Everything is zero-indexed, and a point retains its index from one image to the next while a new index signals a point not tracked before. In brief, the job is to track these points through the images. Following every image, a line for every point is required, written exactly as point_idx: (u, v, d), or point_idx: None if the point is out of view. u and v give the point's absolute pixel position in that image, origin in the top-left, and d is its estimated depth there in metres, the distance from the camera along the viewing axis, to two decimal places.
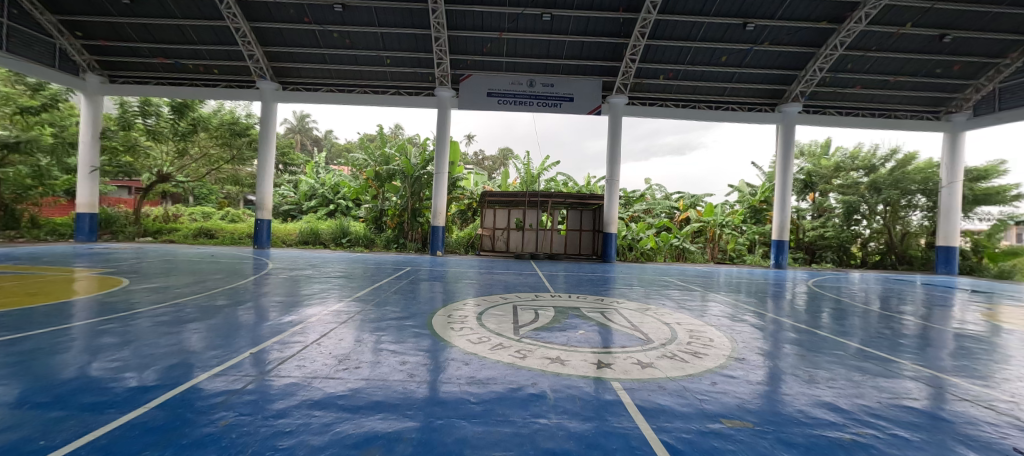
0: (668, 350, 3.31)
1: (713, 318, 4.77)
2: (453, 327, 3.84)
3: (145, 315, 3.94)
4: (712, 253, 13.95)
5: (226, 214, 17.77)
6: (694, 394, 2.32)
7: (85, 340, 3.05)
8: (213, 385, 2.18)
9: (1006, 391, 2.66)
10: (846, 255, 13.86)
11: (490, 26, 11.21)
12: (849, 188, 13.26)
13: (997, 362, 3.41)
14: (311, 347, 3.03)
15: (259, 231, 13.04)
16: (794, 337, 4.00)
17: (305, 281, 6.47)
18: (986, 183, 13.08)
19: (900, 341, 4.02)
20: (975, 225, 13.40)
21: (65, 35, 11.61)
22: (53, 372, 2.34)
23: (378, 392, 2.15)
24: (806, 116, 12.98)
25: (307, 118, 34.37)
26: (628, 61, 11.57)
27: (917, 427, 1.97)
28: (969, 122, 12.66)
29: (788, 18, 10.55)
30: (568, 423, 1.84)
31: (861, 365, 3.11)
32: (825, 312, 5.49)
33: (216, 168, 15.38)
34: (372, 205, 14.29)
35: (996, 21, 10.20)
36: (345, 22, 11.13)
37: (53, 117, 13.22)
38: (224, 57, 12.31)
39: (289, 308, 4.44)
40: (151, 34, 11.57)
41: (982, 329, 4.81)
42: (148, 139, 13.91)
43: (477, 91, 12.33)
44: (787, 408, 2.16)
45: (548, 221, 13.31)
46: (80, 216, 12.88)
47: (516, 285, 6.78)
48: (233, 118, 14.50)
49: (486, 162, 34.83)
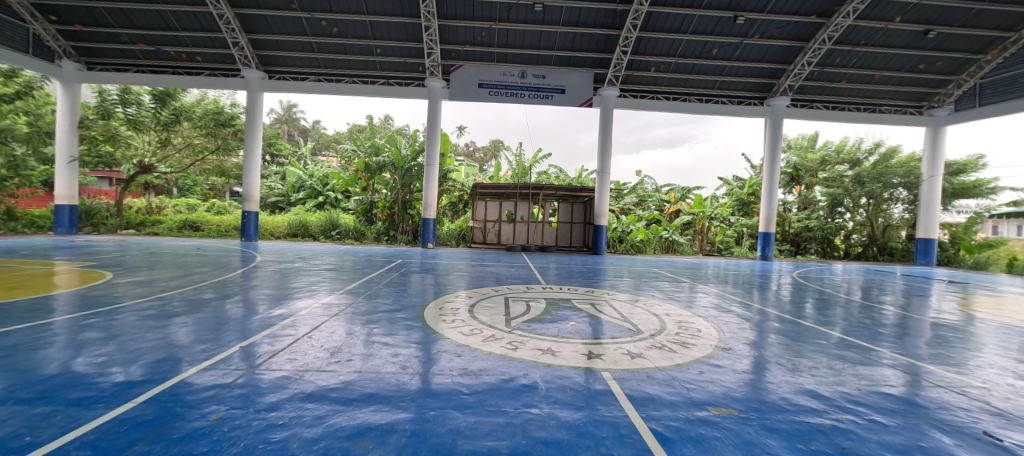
0: (657, 340, 3.37)
1: (700, 309, 4.89)
2: (445, 319, 3.86)
3: (132, 308, 3.90)
4: (700, 245, 14.24)
5: (212, 205, 17.19)
6: (682, 383, 2.38)
7: (69, 334, 3.00)
8: (203, 379, 2.17)
9: (978, 377, 2.79)
10: (831, 247, 14.18)
11: (482, 16, 11.07)
12: (834, 181, 13.68)
13: (971, 349, 3.57)
14: (301, 340, 3.01)
15: (246, 224, 12.76)
16: (779, 327, 4.13)
17: (294, 274, 6.38)
18: (965, 176, 13.52)
19: (880, 330, 4.18)
20: (953, 218, 13.91)
21: (39, 20, 11.08)
22: (35, 367, 2.29)
23: (371, 384, 2.16)
24: (795, 110, 13.11)
25: (294, 108, 33.78)
26: (620, 53, 11.50)
27: (894, 413, 2.06)
28: (950, 116, 12.94)
29: (779, 12, 10.67)
30: (559, 413, 1.88)
31: (843, 355, 3.22)
32: (809, 302, 5.69)
33: (200, 159, 14.81)
34: (361, 197, 14.01)
35: (979, 17, 10.44)
36: (333, 9, 10.89)
37: (27, 104, 12.64)
38: (207, 44, 11.92)
39: (278, 301, 4.40)
40: (130, 19, 11.18)
41: (957, 318, 5.04)
42: (129, 129, 13.44)
43: (468, 82, 12.10)
44: (771, 395, 2.24)
45: (538, 213, 13.35)
46: (59, 207, 12.47)
47: (507, 277, 6.85)
48: (217, 107, 14.00)
49: (477, 154, 34.49)
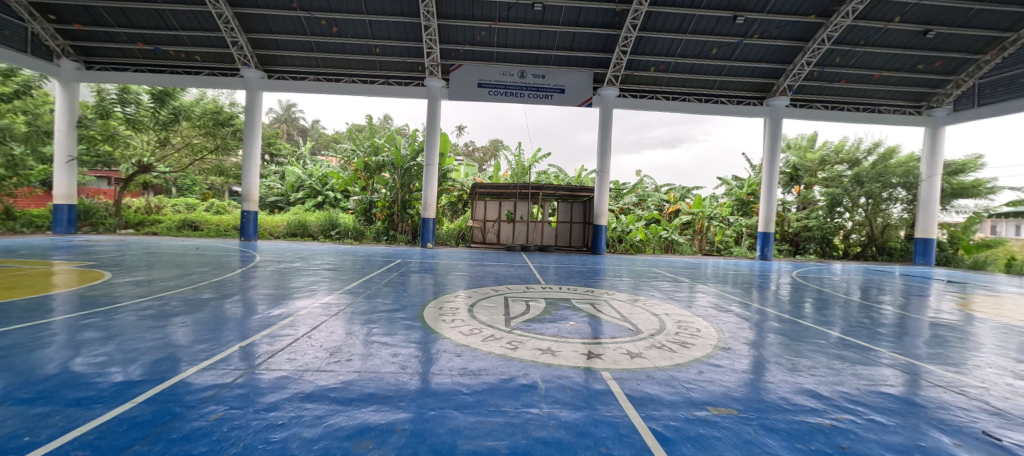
0: (657, 340, 3.37)
1: (700, 308, 4.90)
2: (444, 319, 3.85)
3: (131, 308, 3.89)
4: (699, 245, 14.25)
5: (212, 205, 17.16)
6: (682, 383, 2.38)
7: (68, 334, 3.00)
8: (202, 379, 2.17)
9: (977, 377, 2.79)
10: (829, 247, 14.20)
11: (482, 15, 11.06)
12: (833, 181, 13.70)
13: (969, 349, 3.58)
14: (300, 340, 3.00)
15: (246, 224, 12.75)
16: (778, 326, 4.13)
17: (293, 274, 6.36)
18: (964, 176, 13.54)
19: (879, 329, 4.19)
20: (952, 218, 13.94)
21: (37, 19, 11.06)
22: (33, 367, 2.28)
23: (370, 384, 2.16)
24: (794, 110, 13.12)
25: (293, 108, 33.76)
26: (620, 53, 11.50)
27: (893, 413, 2.07)
28: (949, 116, 12.96)
29: (778, 12, 10.68)
30: (559, 412, 1.88)
31: (842, 354, 3.22)
32: (808, 302, 5.69)
33: (199, 158, 14.78)
34: (361, 197, 13.96)
35: (978, 17, 10.46)
36: (332, 8, 10.89)
37: (25, 104, 12.59)
38: (207, 44, 11.91)
39: (278, 301, 4.39)
40: (129, 18, 11.16)
41: (955, 317, 5.05)
42: (128, 128, 13.41)
43: (467, 82, 12.09)
44: (770, 395, 2.24)
45: (538, 213, 13.36)
46: (57, 207, 12.43)
47: (507, 277, 6.85)
48: (216, 106, 13.97)
49: (476, 153, 34.46)
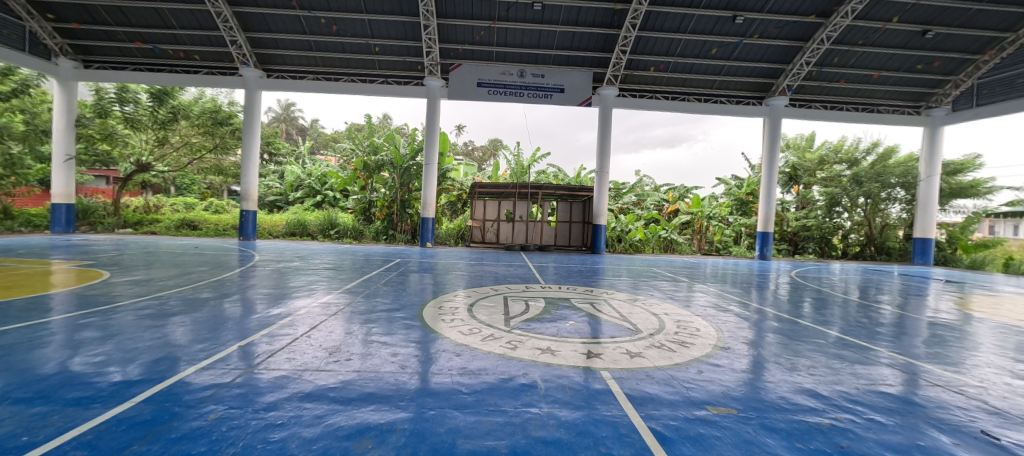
0: (656, 340, 3.37)
1: (699, 308, 4.90)
2: (444, 318, 3.85)
3: (129, 308, 3.87)
4: (698, 245, 14.27)
5: (211, 204, 17.14)
6: (681, 382, 2.38)
7: (66, 333, 2.99)
8: (200, 379, 2.16)
9: (975, 376, 2.80)
10: (828, 246, 14.24)
11: (481, 15, 11.04)
12: (831, 181, 13.72)
13: (968, 348, 3.59)
14: (299, 340, 2.99)
15: (245, 223, 12.73)
16: (777, 326, 4.14)
17: (292, 273, 6.34)
18: (963, 176, 13.56)
19: (878, 329, 4.20)
20: (950, 218, 13.96)
21: (35, 18, 11.04)
22: (31, 367, 2.27)
23: (370, 384, 2.16)
24: (793, 109, 13.13)
25: (293, 107, 33.66)
26: (619, 53, 11.50)
27: (892, 412, 2.07)
28: (948, 116, 12.98)
29: (777, 12, 10.68)
30: (558, 412, 1.88)
31: (840, 353, 3.23)
32: (807, 302, 5.70)
33: (197, 157, 14.75)
34: (360, 196, 13.87)
35: (977, 17, 10.47)
36: (331, 8, 10.88)
37: (23, 102, 12.55)
38: (206, 43, 11.89)
39: (276, 300, 4.38)
40: (127, 17, 11.12)
41: (954, 317, 5.06)
42: (126, 127, 13.37)
43: (466, 81, 12.07)
44: (770, 395, 2.24)
45: (537, 213, 13.38)
46: (56, 206, 12.39)
47: (506, 276, 6.86)
48: (215, 105, 13.94)
49: (476, 153, 34.43)
